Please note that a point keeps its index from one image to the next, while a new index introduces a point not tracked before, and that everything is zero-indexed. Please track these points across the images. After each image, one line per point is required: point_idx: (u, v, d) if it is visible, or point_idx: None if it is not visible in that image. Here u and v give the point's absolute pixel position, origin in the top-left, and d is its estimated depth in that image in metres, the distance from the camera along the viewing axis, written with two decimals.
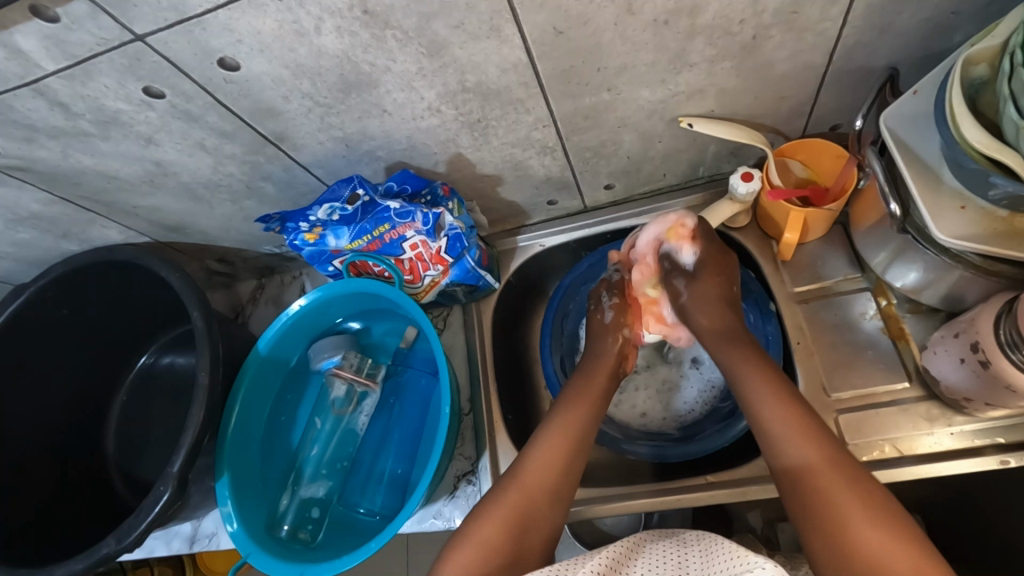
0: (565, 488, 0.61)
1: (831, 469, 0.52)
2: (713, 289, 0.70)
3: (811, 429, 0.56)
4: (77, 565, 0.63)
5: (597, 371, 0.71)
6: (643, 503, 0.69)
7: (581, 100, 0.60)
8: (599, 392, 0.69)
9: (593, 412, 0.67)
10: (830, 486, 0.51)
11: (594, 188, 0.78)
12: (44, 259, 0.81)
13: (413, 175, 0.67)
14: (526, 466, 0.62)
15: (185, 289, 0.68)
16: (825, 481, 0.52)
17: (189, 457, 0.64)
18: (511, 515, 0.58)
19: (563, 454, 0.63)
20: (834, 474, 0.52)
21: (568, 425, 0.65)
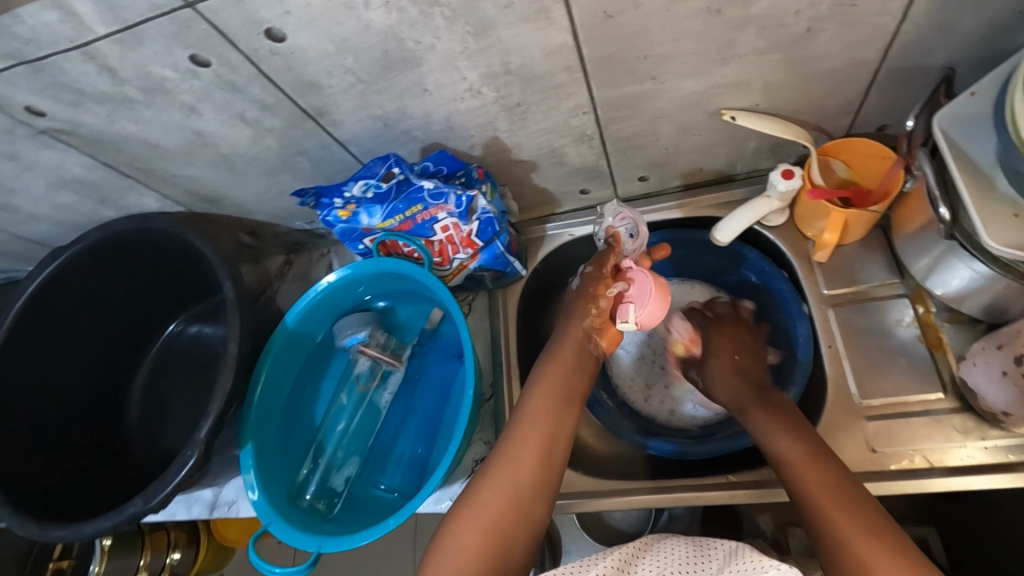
0: (546, 478, 0.60)
1: (813, 467, 0.56)
2: (724, 363, 0.70)
3: (798, 430, 0.60)
4: (106, 522, 0.65)
5: (562, 349, 0.69)
6: (657, 499, 0.69)
7: (623, 88, 0.59)
8: (564, 378, 0.67)
9: (562, 395, 0.65)
10: (812, 472, 0.56)
11: (627, 179, 0.77)
12: (82, 224, 0.83)
13: (451, 157, 0.67)
14: (498, 467, 0.60)
15: (217, 260, 0.70)
16: (815, 489, 0.55)
17: (216, 425, 0.65)
18: (492, 516, 0.57)
19: (538, 453, 0.61)
20: (828, 480, 0.55)
21: (536, 423, 0.63)
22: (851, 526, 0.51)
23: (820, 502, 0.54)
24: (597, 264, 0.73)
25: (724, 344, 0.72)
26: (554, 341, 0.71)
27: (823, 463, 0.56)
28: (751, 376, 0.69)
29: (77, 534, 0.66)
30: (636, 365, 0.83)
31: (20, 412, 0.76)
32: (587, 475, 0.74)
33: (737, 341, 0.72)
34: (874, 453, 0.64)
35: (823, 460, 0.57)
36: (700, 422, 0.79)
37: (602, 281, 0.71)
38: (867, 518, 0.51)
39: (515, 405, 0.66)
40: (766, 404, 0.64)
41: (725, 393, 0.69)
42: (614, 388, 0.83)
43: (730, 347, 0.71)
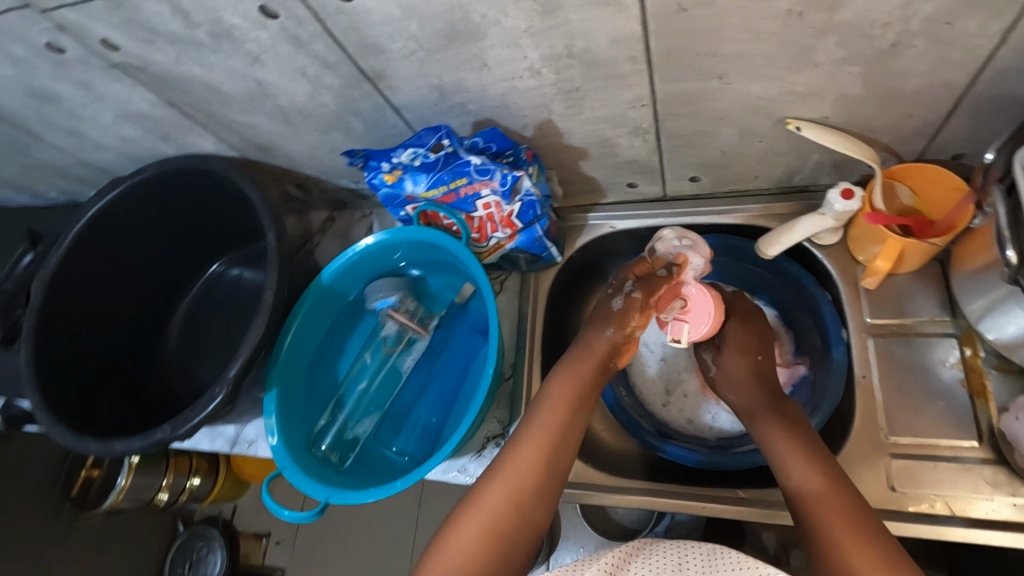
0: (547, 481, 0.61)
1: (832, 502, 0.54)
2: (736, 358, 0.70)
3: (821, 463, 0.58)
4: (135, 443, 0.69)
5: (581, 362, 0.68)
6: (665, 501, 0.69)
7: (687, 83, 0.57)
8: (579, 389, 0.67)
9: (570, 402, 0.66)
10: (829, 508, 0.54)
11: (678, 178, 0.76)
12: (142, 157, 0.86)
13: (501, 135, 0.66)
14: (502, 470, 0.61)
15: (263, 211, 0.73)
16: (836, 524, 0.53)
17: (245, 366, 0.68)
18: (491, 519, 0.58)
19: (541, 459, 0.61)
20: (846, 515, 0.53)
21: (543, 431, 0.63)
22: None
23: (839, 537, 0.52)
24: (647, 289, 0.69)
25: (744, 343, 0.71)
26: (577, 348, 0.71)
27: (841, 494, 0.55)
28: (769, 381, 0.68)
29: (108, 451, 0.69)
30: (659, 368, 0.82)
31: (70, 328, 0.81)
32: (594, 468, 0.75)
33: (754, 341, 0.71)
34: (893, 491, 0.62)
35: (839, 486, 0.56)
36: (717, 433, 0.78)
37: (646, 311, 0.69)
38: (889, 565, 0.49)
39: (527, 410, 0.66)
40: (782, 416, 0.64)
41: (738, 396, 0.69)
42: (633, 387, 0.82)
43: (742, 343, 0.71)
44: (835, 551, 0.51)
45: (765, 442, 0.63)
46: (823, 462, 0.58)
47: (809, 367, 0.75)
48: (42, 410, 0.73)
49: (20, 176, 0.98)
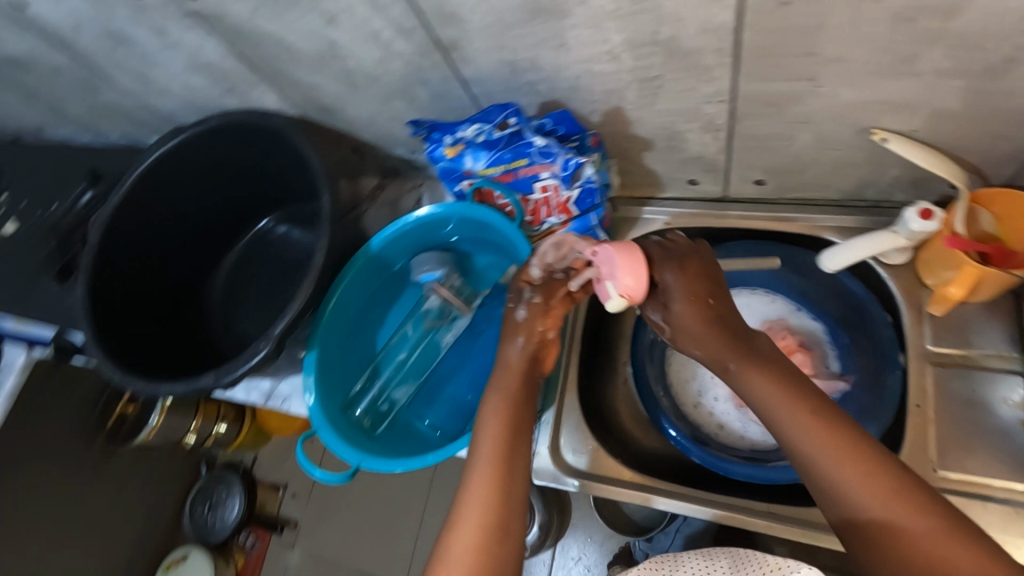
0: (510, 506, 0.55)
1: (902, 504, 0.48)
2: (689, 311, 0.59)
3: (865, 457, 0.51)
4: (179, 387, 0.70)
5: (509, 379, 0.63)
6: (675, 503, 0.68)
7: (773, 82, 0.55)
8: (510, 408, 0.61)
9: (508, 417, 0.60)
10: (897, 511, 0.48)
11: (742, 179, 0.73)
12: (205, 108, 0.87)
13: (570, 118, 0.64)
14: (462, 511, 0.54)
15: (320, 174, 0.73)
16: (893, 525, 0.48)
17: (291, 324, 0.68)
18: (474, 561, 0.52)
19: (495, 488, 0.55)
20: (903, 509, 0.48)
21: (486, 459, 0.57)
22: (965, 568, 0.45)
23: (903, 539, 0.47)
24: (545, 293, 0.66)
25: (691, 289, 0.59)
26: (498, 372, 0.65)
27: (882, 482, 0.50)
28: (731, 325, 0.59)
29: (153, 391, 0.71)
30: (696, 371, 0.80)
31: (123, 268, 0.84)
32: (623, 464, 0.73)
33: (708, 280, 0.61)
34: None
35: (870, 472, 0.50)
36: (749, 444, 0.76)
37: (549, 314, 0.66)
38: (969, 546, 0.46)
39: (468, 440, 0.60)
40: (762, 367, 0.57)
41: (703, 350, 0.60)
42: (669, 387, 0.80)
43: (690, 289, 0.60)
44: (901, 552, 0.47)
45: (768, 403, 0.55)
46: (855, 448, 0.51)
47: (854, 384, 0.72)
48: (93, 344, 0.75)
49: (88, 115, 1.01)
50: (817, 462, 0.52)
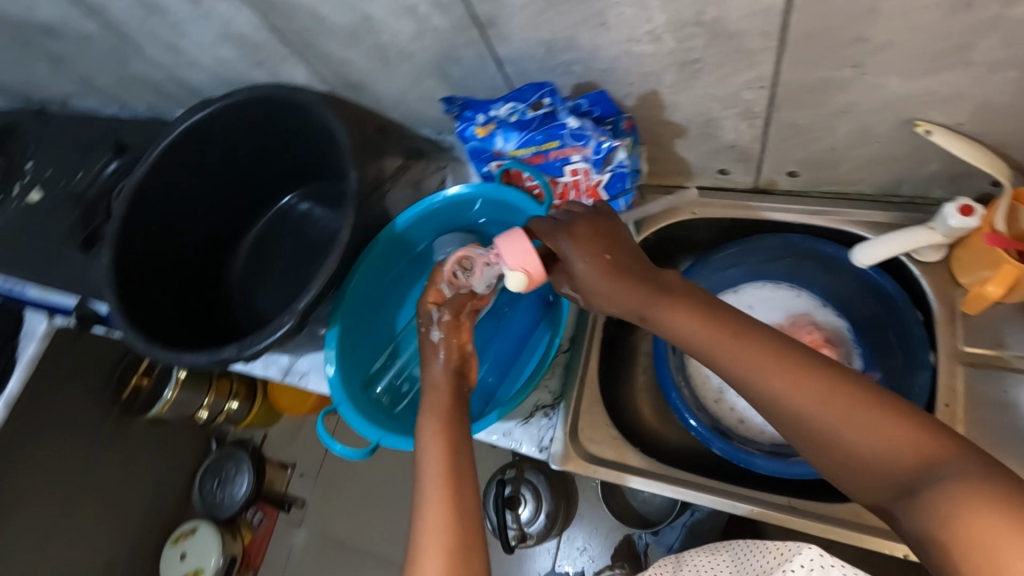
0: (466, 494, 0.54)
1: (845, 402, 0.47)
2: (591, 270, 0.58)
3: (795, 364, 0.49)
4: (202, 358, 0.70)
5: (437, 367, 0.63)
6: (649, 482, 0.70)
7: (817, 70, 0.54)
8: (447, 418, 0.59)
9: (446, 412, 0.59)
10: (841, 409, 0.47)
11: (774, 170, 0.72)
12: (233, 81, 0.86)
13: (607, 100, 0.63)
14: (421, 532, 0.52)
15: (348, 151, 0.73)
16: (842, 425, 0.47)
17: (315, 300, 0.68)
18: (444, 560, 0.50)
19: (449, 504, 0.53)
20: (850, 405, 0.47)
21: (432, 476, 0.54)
22: (913, 449, 0.44)
23: (853, 437, 0.46)
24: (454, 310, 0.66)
25: (586, 247, 0.59)
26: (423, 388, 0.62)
27: (827, 383, 0.48)
28: (638, 273, 0.58)
29: (175, 360, 0.71)
30: None
31: (145, 240, 0.84)
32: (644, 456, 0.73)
33: (603, 236, 0.61)
34: None
35: (808, 378, 0.49)
36: (769, 438, 0.76)
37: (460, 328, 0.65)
38: (922, 426, 0.44)
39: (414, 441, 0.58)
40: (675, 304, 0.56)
41: (617, 306, 0.58)
42: (690, 380, 0.80)
43: (586, 249, 0.59)
44: (858, 450, 0.46)
45: (693, 338, 0.54)
46: (788, 357, 0.50)
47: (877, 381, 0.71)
48: (117, 312, 0.75)
49: (115, 87, 1.01)
50: (756, 385, 0.50)
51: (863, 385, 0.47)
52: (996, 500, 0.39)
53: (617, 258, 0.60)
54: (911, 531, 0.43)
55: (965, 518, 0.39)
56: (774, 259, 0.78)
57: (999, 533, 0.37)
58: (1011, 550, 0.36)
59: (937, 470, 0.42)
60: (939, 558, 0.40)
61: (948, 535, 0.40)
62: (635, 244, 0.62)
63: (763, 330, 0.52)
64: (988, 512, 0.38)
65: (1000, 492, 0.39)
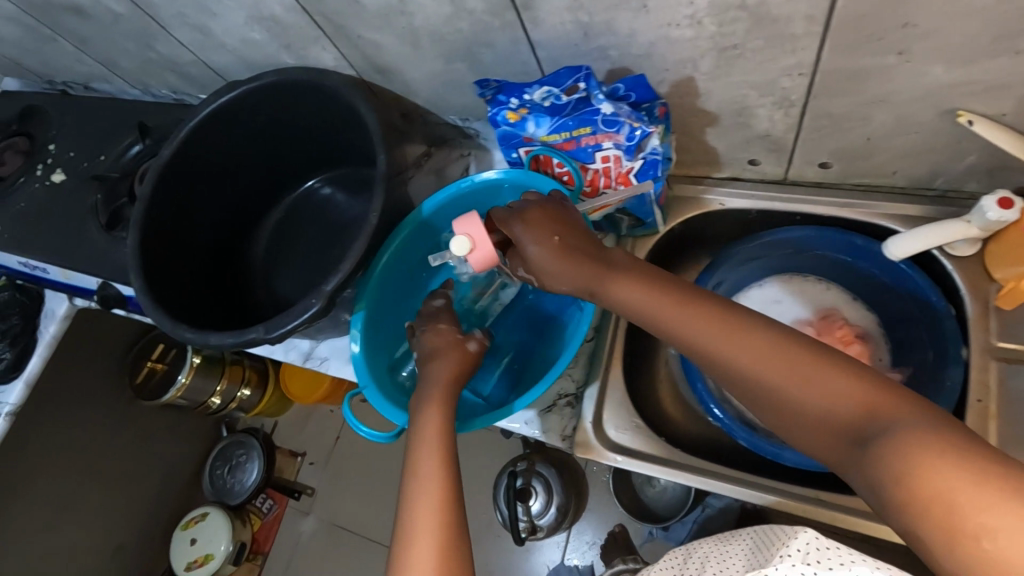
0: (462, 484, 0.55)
1: (787, 359, 0.47)
2: (546, 251, 0.61)
3: (738, 325, 0.50)
4: (228, 339, 0.70)
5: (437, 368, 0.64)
6: (631, 460, 0.71)
7: (859, 57, 0.53)
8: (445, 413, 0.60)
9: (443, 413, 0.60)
10: (782, 366, 0.47)
11: (806, 161, 0.71)
12: (259, 64, 0.86)
13: (645, 85, 0.62)
14: (415, 513, 0.53)
15: (377, 134, 0.73)
16: (793, 386, 0.46)
17: (342, 282, 0.68)
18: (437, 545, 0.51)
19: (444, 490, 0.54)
20: (800, 366, 0.46)
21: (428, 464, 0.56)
22: (850, 398, 0.44)
23: (804, 398, 0.45)
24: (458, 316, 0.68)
25: (537, 229, 0.62)
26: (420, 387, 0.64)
27: (777, 346, 0.48)
28: (594, 252, 0.61)
29: (201, 341, 0.71)
30: None
31: (168, 222, 0.84)
32: (666, 445, 0.73)
33: (555, 218, 0.63)
34: None
35: (756, 344, 0.49)
36: None
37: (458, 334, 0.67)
38: (864, 379, 0.44)
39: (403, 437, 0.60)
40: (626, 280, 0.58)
41: (571, 284, 0.61)
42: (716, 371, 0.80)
43: (537, 232, 0.62)
44: (807, 410, 0.45)
45: (650, 313, 0.56)
46: (738, 325, 0.50)
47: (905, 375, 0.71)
48: (142, 293, 0.76)
49: (138, 70, 1.01)
50: (712, 354, 0.51)
51: (813, 347, 0.47)
52: (943, 446, 0.37)
53: (568, 240, 0.62)
54: (866, 486, 0.41)
55: (917, 464, 0.38)
56: (804, 252, 0.77)
57: (954, 479, 0.36)
58: (963, 492, 0.35)
59: (884, 420, 0.41)
60: (899, 512, 0.38)
61: (898, 485, 0.38)
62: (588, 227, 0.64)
63: (713, 304, 0.53)
64: (941, 459, 0.37)
65: (945, 438, 0.38)
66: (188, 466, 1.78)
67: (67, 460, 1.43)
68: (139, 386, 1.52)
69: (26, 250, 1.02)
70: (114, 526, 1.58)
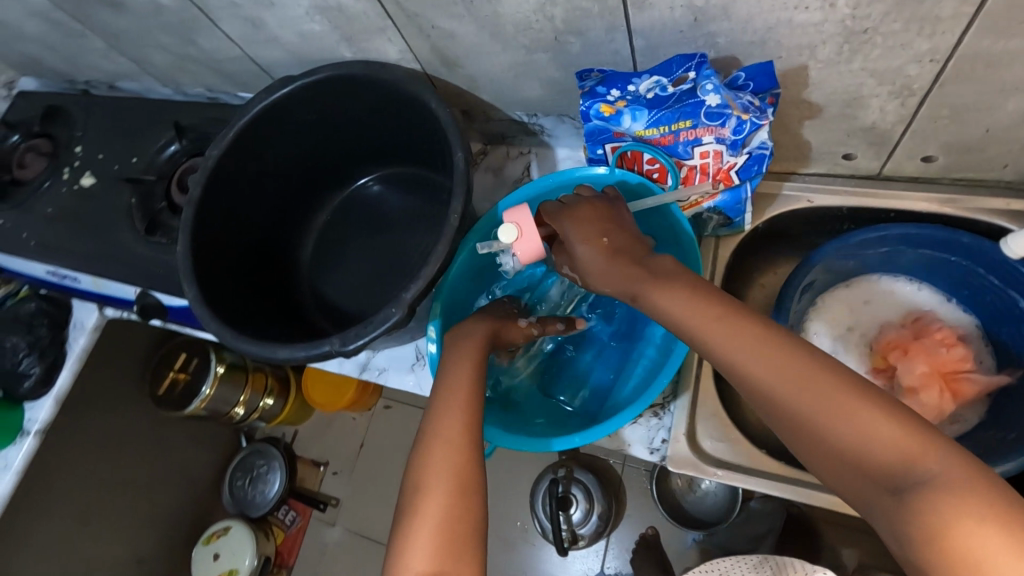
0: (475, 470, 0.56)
1: (825, 389, 0.44)
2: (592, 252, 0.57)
3: (778, 347, 0.47)
4: (299, 353, 0.65)
5: (460, 363, 0.65)
6: (731, 474, 0.67)
7: (1006, 41, 0.49)
8: (466, 395, 0.62)
9: (466, 409, 0.61)
10: (818, 395, 0.44)
11: (908, 155, 0.68)
12: (311, 59, 0.81)
13: (768, 73, 0.57)
14: (421, 499, 0.55)
15: (453, 130, 0.68)
16: (826, 418, 0.44)
17: (424, 290, 0.64)
18: (439, 530, 0.53)
19: (453, 475, 0.56)
20: (838, 399, 0.44)
21: (442, 449, 0.57)
22: (886, 444, 0.42)
23: (835, 432, 0.43)
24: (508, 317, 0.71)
25: (586, 229, 0.59)
26: (444, 372, 0.65)
27: (818, 374, 0.45)
28: (627, 255, 0.57)
29: (269, 355, 0.66)
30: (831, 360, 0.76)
31: (217, 227, 0.79)
32: (766, 454, 0.69)
33: (603, 218, 0.60)
34: None
35: (795, 366, 0.46)
36: None
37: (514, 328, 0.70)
38: (904, 425, 0.42)
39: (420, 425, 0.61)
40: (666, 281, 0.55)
41: (608, 286, 0.58)
42: None
43: (584, 232, 0.59)
44: (841, 447, 0.43)
45: (677, 318, 0.52)
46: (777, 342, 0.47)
47: (1014, 378, 0.68)
48: (198, 304, 0.70)
49: (173, 67, 0.95)
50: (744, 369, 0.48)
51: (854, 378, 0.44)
52: (986, 512, 0.37)
53: (615, 240, 0.59)
54: (890, 531, 0.41)
55: (954, 527, 0.38)
56: (901, 251, 0.72)
57: (988, 546, 0.36)
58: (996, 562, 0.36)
59: (921, 473, 0.40)
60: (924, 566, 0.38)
61: (927, 542, 0.38)
62: (636, 228, 0.61)
63: (749, 315, 0.50)
64: (981, 528, 0.37)
65: (989, 504, 0.37)
66: (208, 477, 1.72)
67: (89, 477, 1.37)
68: (161, 398, 1.44)
69: (56, 259, 0.96)
70: (137, 542, 1.52)
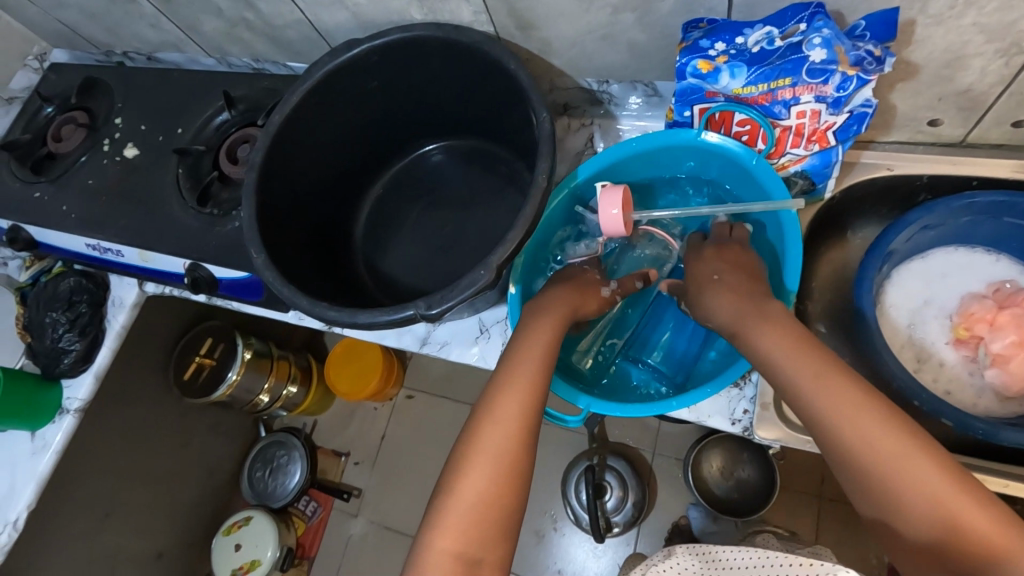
0: (525, 455, 0.56)
1: (906, 455, 0.48)
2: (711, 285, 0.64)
3: (868, 404, 0.50)
4: (380, 318, 0.63)
5: (531, 344, 0.63)
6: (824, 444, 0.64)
7: None
8: (527, 376, 0.60)
9: (526, 395, 0.59)
10: (899, 459, 0.48)
11: (997, 121, 0.67)
12: (378, 22, 0.79)
13: (886, 23, 0.55)
14: (458, 478, 0.55)
15: (535, 89, 0.66)
16: (902, 483, 0.47)
17: (512, 253, 0.61)
18: (478, 508, 0.53)
19: (501, 456, 0.55)
20: (917, 464, 0.47)
21: (496, 429, 0.57)
22: (956, 517, 0.45)
23: (907, 496, 0.47)
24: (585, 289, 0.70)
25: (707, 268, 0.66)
26: (508, 350, 0.64)
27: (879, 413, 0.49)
28: (741, 289, 0.62)
29: (350, 319, 0.64)
30: (909, 331, 0.75)
31: (279, 194, 0.77)
32: None
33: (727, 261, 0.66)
34: None
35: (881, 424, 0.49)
36: (983, 412, 0.70)
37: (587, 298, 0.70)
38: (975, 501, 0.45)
39: (475, 403, 0.60)
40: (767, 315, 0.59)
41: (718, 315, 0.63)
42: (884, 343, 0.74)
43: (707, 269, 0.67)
44: (913, 514, 0.47)
45: (772, 349, 0.56)
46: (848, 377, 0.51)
47: None
48: (266, 269, 0.68)
49: (223, 35, 0.93)
50: (806, 393, 0.52)
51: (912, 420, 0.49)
52: None
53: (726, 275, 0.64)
54: None
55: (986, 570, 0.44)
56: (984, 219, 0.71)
57: None
58: None
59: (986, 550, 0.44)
60: None
61: None
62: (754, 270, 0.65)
63: (837, 365, 0.53)
64: None
65: None
66: (228, 467, 1.68)
67: (114, 466, 1.32)
68: (185, 384, 1.38)
69: (98, 232, 0.93)
70: (158, 533, 1.48)
